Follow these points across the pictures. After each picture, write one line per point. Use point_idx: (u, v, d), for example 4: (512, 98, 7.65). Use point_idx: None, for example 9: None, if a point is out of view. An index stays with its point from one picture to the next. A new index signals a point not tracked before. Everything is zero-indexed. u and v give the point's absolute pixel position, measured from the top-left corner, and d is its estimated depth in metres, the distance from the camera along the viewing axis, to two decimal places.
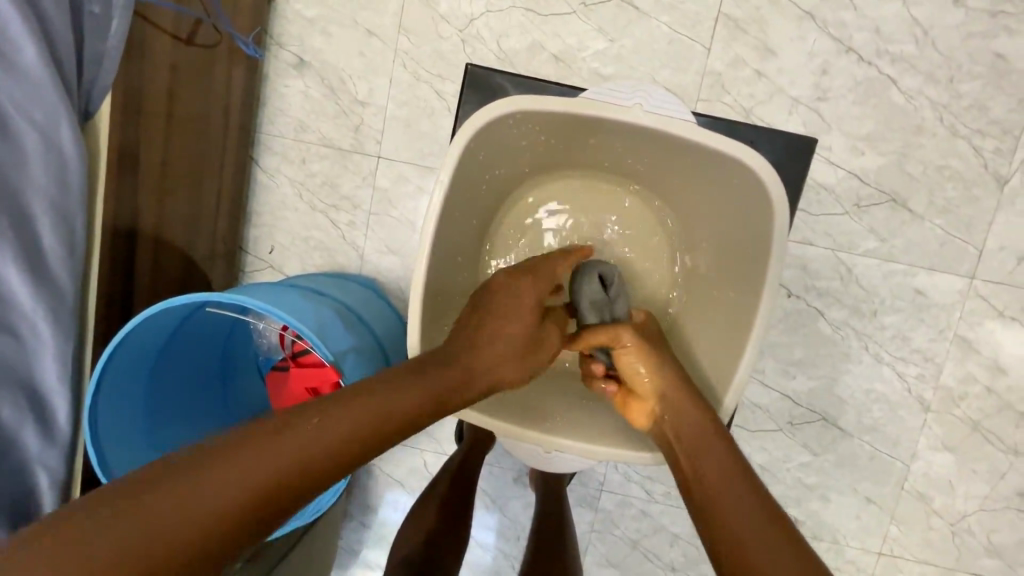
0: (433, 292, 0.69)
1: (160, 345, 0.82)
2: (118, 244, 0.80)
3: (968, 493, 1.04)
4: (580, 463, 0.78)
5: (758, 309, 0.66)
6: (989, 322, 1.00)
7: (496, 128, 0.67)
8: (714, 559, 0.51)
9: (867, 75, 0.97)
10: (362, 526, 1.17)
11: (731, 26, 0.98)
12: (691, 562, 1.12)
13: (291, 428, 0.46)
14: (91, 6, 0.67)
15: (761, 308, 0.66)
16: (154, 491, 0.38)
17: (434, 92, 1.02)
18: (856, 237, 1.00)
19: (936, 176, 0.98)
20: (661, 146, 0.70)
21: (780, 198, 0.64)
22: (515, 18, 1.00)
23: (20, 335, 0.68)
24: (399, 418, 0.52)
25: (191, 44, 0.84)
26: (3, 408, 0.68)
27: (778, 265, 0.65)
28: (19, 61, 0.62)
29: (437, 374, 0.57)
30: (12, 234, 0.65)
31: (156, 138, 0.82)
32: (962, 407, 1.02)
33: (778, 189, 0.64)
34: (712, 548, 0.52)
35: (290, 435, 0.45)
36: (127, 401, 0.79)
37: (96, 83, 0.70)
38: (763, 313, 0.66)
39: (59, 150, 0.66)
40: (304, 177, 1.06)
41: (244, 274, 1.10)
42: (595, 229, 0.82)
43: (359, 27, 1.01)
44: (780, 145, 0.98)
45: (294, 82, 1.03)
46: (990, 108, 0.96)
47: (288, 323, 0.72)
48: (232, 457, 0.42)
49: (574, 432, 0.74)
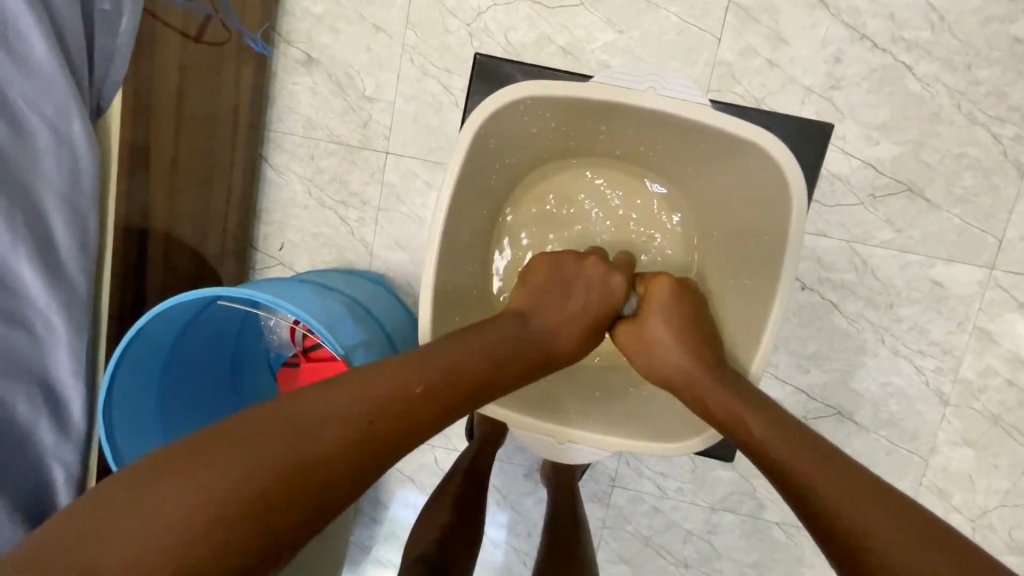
0: (445, 281, 0.69)
1: (171, 341, 0.82)
2: (131, 241, 0.80)
3: (988, 488, 1.02)
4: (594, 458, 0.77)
5: (776, 294, 0.65)
6: (1009, 314, 0.98)
7: (507, 115, 0.66)
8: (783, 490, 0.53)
9: (882, 63, 0.95)
10: (373, 522, 1.17)
11: (742, 15, 0.96)
12: (705, 559, 1.11)
13: (382, 378, 0.50)
14: (102, 3, 0.68)
15: (780, 292, 0.65)
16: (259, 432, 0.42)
17: (442, 87, 1.02)
18: (871, 228, 0.98)
19: (953, 165, 0.96)
20: (674, 131, 0.69)
21: (796, 181, 0.62)
22: (522, 11, 0.99)
23: (35, 330, 0.69)
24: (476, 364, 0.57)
25: (200, 42, 0.85)
26: (19, 402, 0.69)
27: (795, 249, 0.64)
28: (32, 55, 0.63)
29: (469, 338, 0.60)
30: (26, 229, 0.66)
31: (167, 135, 0.82)
32: (981, 401, 1.00)
33: (794, 171, 0.63)
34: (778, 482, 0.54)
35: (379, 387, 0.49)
36: (139, 396, 0.79)
37: (108, 79, 0.70)
38: (781, 298, 0.65)
39: (70, 145, 0.66)
40: (314, 174, 1.06)
41: (255, 270, 1.10)
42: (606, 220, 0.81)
43: (367, 22, 1.01)
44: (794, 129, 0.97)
45: (303, 79, 1.04)
46: (1009, 94, 0.94)
47: (299, 317, 0.73)
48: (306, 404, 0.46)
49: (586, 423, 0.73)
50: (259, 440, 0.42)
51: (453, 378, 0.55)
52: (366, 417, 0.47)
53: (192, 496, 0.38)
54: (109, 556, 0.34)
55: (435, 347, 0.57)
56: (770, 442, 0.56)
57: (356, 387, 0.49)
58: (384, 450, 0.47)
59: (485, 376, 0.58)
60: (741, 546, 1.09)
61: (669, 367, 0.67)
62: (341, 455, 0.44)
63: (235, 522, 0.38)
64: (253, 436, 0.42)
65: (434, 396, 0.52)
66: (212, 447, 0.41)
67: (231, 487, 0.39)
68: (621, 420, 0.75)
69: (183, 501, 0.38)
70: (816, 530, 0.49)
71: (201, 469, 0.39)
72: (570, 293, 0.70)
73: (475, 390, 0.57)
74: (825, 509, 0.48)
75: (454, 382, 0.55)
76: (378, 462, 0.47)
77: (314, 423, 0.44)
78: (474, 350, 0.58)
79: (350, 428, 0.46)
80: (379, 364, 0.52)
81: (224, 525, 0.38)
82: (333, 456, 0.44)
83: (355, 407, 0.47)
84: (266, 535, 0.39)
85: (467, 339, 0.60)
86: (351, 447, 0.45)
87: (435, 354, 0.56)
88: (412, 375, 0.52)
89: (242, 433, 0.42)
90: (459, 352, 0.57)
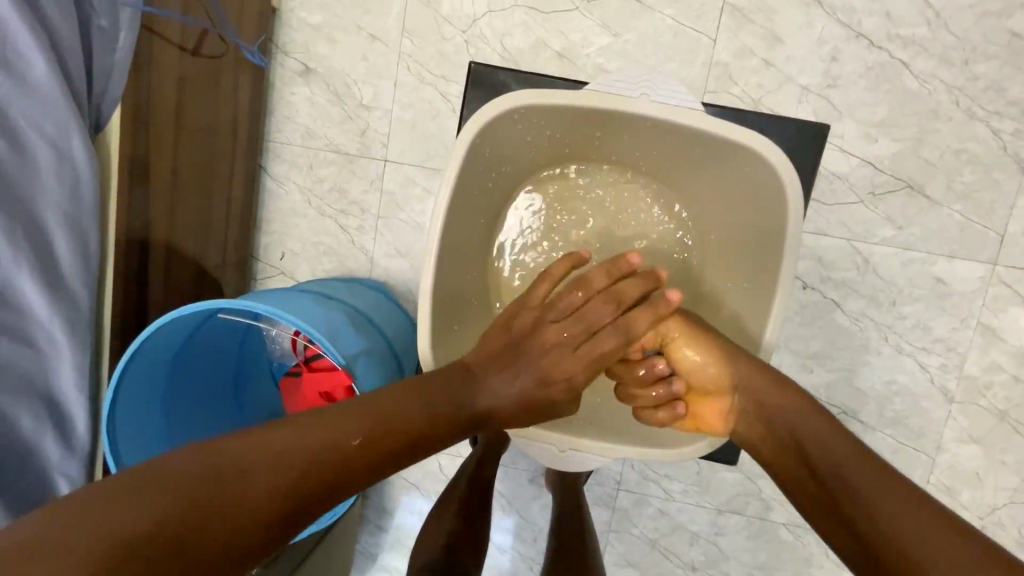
0: (443, 291, 0.69)
1: (173, 355, 0.83)
2: (133, 255, 0.80)
3: (996, 485, 1.01)
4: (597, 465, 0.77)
5: (776, 295, 0.65)
6: (1013, 309, 0.97)
7: (502, 123, 0.66)
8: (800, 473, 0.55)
9: (879, 60, 0.95)
10: (379, 529, 1.17)
11: (736, 16, 0.96)
12: (712, 561, 1.10)
13: (335, 423, 0.51)
14: (99, 19, 0.68)
15: (779, 294, 0.65)
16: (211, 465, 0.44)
17: (439, 94, 1.02)
18: (871, 226, 0.98)
19: (953, 161, 0.96)
20: (669, 137, 0.69)
21: (792, 184, 0.63)
22: (517, 17, 0.99)
23: (39, 345, 0.69)
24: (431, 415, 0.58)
25: (198, 55, 0.85)
26: (23, 417, 0.69)
27: (794, 251, 0.64)
28: (29, 72, 0.62)
29: (426, 380, 0.60)
30: (28, 246, 0.66)
31: (166, 148, 0.83)
32: (987, 397, 0.99)
33: (789, 174, 0.63)
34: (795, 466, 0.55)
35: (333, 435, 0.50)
36: (142, 409, 0.80)
37: (107, 95, 0.71)
38: (780, 300, 0.65)
39: (70, 162, 0.66)
40: (313, 183, 1.07)
41: (257, 280, 1.11)
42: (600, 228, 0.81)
43: (363, 32, 1.02)
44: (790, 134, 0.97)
45: (300, 89, 1.04)
46: (1007, 88, 0.94)
47: (300, 328, 0.73)
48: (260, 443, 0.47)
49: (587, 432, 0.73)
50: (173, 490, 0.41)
51: (383, 436, 0.53)
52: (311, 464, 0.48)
53: (138, 512, 0.38)
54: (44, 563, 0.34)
55: (375, 398, 0.56)
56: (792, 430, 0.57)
57: (283, 439, 0.48)
58: (298, 506, 0.46)
59: (436, 427, 0.58)
60: (748, 548, 1.09)
61: (710, 371, 0.65)
62: (251, 511, 0.43)
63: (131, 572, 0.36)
64: (168, 484, 0.41)
65: (379, 449, 0.52)
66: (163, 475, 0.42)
67: (133, 533, 0.37)
68: (616, 430, 0.75)
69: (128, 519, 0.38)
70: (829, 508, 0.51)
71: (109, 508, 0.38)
72: (521, 366, 0.64)
73: (404, 448, 0.55)
74: (858, 507, 0.48)
75: (404, 430, 0.55)
76: (289, 519, 0.46)
77: (232, 476, 0.44)
78: (413, 404, 0.57)
79: (267, 484, 0.45)
80: (312, 418, 0.51)
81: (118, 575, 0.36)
82: (244, 513, 0.43)
83: (277, 463, 0.46)
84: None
85: (410, 389, 0.58)
86: (264, 501, 0.44)
87: (374, 404, 0.55)
88: (344, 431, 0.51)
89: (160, 478, 0.41)
90: (396, 404, 0.56)
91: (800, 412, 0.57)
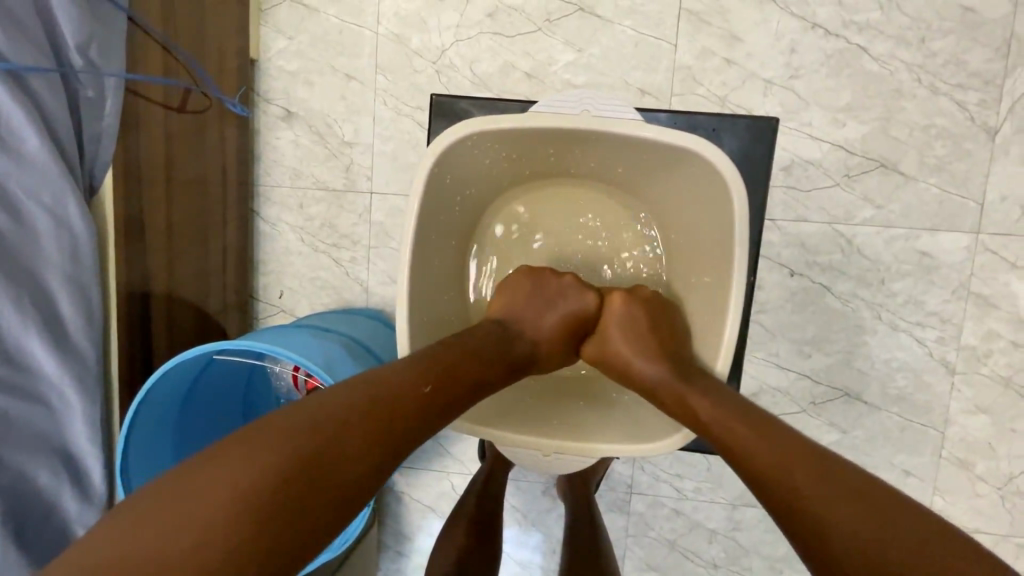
0: (421, 315, 0.71)
1: (178, 402, 0.86)
2: (134, 307, 0.83)
3: (1010, 454, 1.01)
4: (583, 463, 0.79)
5: (733, 288, 0.67)
6: (1003, 275, 0.98)
7: (457, 152, 0.69)
8: (755, 487, 0.54)
9: (837, 47, 0.97)
10: (399, 555, 1.18)
11: (694, 20, 0.99)
12: (733, 558, 1.10)
13: (390, 373, 0.55)
14: (86, 91, 0.73)
15: (735, 286, 0.67)
16: (288, 420, 0.47)
17: (417, 124, 1.06)
18: (851, 208, 0.99)
19: (923, 136, 0.97)
20: (619, 147, 0.72)
21: (735, 181, 0.64)
22: (484, 44, 1.03)
23: (51, 404, 0.72)
24: (471, 359, 0.62)
25: (183, 111, 0.89)
26: (42, 475, 0.71)
27: (743, 245, 0.65)
28: (23, 147, 0.66)
29: (460, 338, 0.65)
30: (33, 308, 0.69)
31: (160, 203, 0.86)
32: (989, 365, 0.99)
33: (731, 171, 0.65)
34: (751, 480, 0.54)
35: (386, 382, 0.54)
36: (156, 456, 0.82)
37: (98, 160, 0.75)
38: (737, 293, 0.66)
39: (69, 227, 0.70)
40: (304, 221, 1.10)
41: (258, 319, 1.14)
42: (569, 240, 0.84)
43: (338, 72, 1.06)
44: (743, 133, 1.00)
45: (283, 133, 1.09)
46: (967, 61, 0.95)
47: (298, 362, 0.76)
48: (328, 396, 0.51)
49: (571, 434, 0.74)
50: (269, 449, 0.45)
51: (435, 384, 0.57)
52: (377, 407, 0.51)
53: (245, 471, 0.43)
54: (184, 534, 0.39)
55: (425, 353, 0.60)
56: (732, 441, 0.57)
57: (353, 393, 0.51)
58: (390, 446, 0.50)
59: (480, 370, 0.62)
60: (765, 539, 1.09)
61: (652, 377, 0.66)
62: (342, 460, 0.47)
63: (255, 529, 0.41)
64: (262, 443, 0.45)
65: (431, 391, 0.56)
66: (253, 435, 0.45)
67: (247, 491, 0.42)
68: (599, 424, 0.77)
69: (238, 478, 0.42)
70: (792, 526, 0.50)
71: (213, 480, 0.42)
72: (558, 301, 0.73)
73: (464, 391, 0.60)
74: (820, 519, 0.48)
75: (452, 373, 0.59)
76: (382, 463, 0.50)
77: (318, 430, 0.47)
78: (460, 355, 0.62)
79: (351, 435, 0.48)
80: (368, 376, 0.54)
81: (249, 528, 0.41)
82: (336, 460, 0.47)
83: (351, 414, 0.49)
84: (289, 535, 0.42)
85: (455, 345, 0.63)
86: (359, 447, 0.48)
87: (423, 360, 0.59)
88: (406, 383, 0.55)
89: (256, 442, 0.45)
90: (446, 358, 0.60)
91: (721, 412, 0.60)
